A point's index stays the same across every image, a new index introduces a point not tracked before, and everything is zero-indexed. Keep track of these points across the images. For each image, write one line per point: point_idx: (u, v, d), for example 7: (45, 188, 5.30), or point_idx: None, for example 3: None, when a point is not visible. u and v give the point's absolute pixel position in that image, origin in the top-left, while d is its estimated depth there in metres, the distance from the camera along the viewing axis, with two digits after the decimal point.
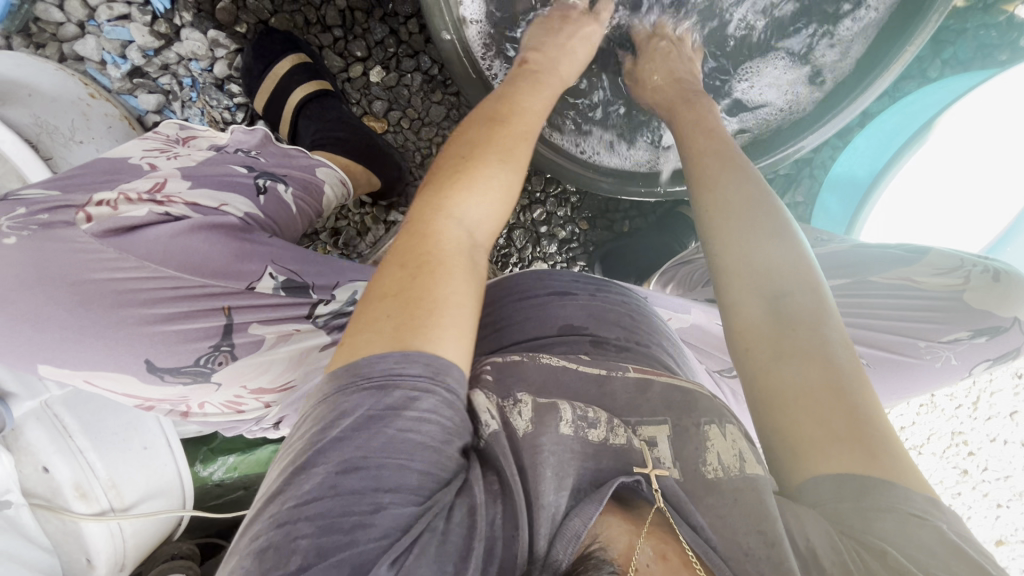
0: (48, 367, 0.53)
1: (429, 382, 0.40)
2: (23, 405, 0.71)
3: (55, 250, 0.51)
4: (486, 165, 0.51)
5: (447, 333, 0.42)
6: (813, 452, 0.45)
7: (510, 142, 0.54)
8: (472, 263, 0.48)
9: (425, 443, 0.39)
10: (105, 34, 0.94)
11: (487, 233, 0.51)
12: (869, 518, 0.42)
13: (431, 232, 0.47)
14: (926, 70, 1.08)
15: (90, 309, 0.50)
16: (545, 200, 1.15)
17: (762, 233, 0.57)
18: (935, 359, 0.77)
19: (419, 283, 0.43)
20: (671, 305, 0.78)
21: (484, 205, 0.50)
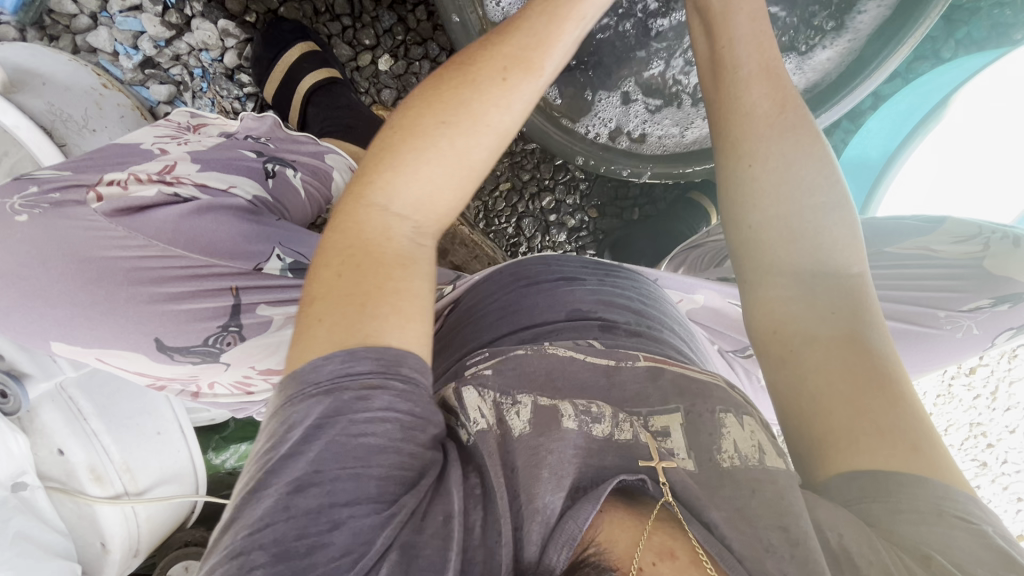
0: (61, 344, 0.54)
1: (383, 375, 0.39)
2: (38, 386, 0.71)
3: (65, 228, 0.51)
4: (434, 131, 0.45)
5: (387, 327, 0.41)
6: (845, 447, 0.44)
7: (473, 105, 0.45)
8: (425, 255, 0.45)
9: (381, 448, 0.38)
10: (117, 25, 0.95)
11: (434, 215, 0.46)
12: (901, 518, 0.41)
13: (355, 224, 0.44)
14: (939, 51, 1.06)
15: (100, 288, 0.51)
16: (555, 187, 1.14)
17: (808, 215, 0.53)
18: (957, 329, 0.74)
19: (375, 279, 0.42)
20: (681, 286, 0.77)
21: (432, 186, 0.45)
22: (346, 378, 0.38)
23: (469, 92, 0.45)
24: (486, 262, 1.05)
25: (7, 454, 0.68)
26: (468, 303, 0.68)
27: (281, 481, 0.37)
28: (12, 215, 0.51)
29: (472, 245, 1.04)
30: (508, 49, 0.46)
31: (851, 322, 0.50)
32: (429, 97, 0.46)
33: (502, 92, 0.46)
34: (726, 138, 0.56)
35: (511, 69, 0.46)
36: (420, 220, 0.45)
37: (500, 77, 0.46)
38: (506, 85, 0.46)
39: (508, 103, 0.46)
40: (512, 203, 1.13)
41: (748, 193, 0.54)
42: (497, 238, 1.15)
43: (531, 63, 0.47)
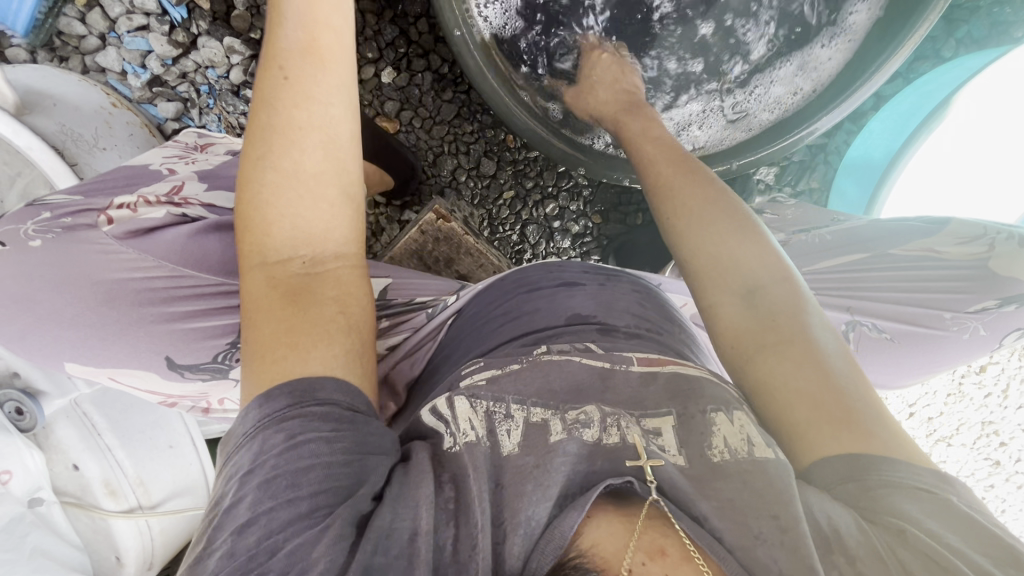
0: (75, 365, 0.54)
1: (298, 405, 0.41)
2: (54, 402, 0.72)
3: (77, 251, 0.52)
4: (257, 169, 0.47)
5: (300, 363, 0.43)
6: (808, 433, 0.46)
7: (278, 131, 0.48)
8: (327, 285, 0.48)
9: (309, 466, 0.40)
10: (125, 45, 0.97)
11: (313, 238, 0.48)
12: (874, 493, 0.42)
13: (247, 282, 0.46)
14: (939, 50, 1.05)
15: (112, 307, 0.51)
16: (558, 194, 1.14)
17: (726, 225, 0.57)
18: (962, 330, 0.73)
19: (279, 324, 0.45)
20: (682, 291, 0.81)
21: (290, 213, 0.47)
22: (266, 419, 0.41)
23: (263, 110, 0.47)
24: (492, 270, 1.03)
25: (24, 471, 0.69)
26: (472, 311, 0.70)
27: (231, 526, 0.38)
28: (27, 241, 0.52)
29: (477, 254, 1.02)
30: (275, 65, 0.49)
31: (786, 316, 0.52)
32: (252, 140, 0.48)
33: (290, 88, 0.48)
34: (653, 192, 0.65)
35: (284, 64, 0.48)
36: (307, 254, 0.48)
37: (281, 77, 0.48)
38: (288, 81, 0.48)
39: (302, 96, 0.48)
40: (514, 209, 1.14)
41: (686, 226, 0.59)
42: (501, 245, 1.16)
43: (302, 52, 0.48)
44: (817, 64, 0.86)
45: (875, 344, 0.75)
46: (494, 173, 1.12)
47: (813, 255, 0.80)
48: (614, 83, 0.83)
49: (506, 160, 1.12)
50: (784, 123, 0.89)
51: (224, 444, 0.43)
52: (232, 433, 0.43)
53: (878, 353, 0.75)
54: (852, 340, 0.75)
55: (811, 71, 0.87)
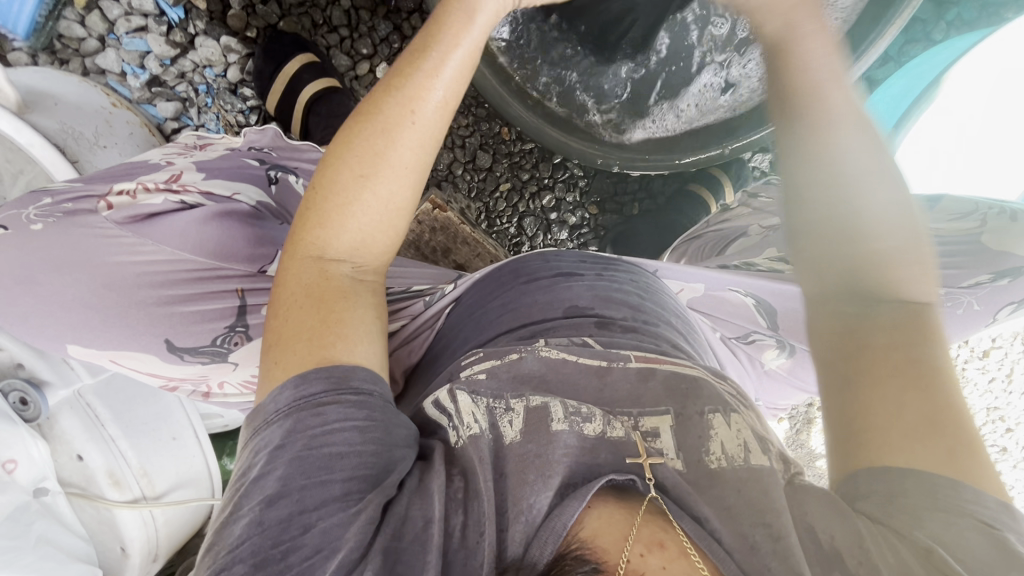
0: (76, 347, 0.55)
1: (336, 391, 0.43)
2: (57, 393, 0.74)
3: (79, 235, 0.53)
4: (353, 185, 0.49)
5: (346, 351, 0.46)
6: (885, 441, 0.45)
7: (379, 152, 0.49)
8: (365, 289, 0.51)
9: (342, 453, 0.42)
10: (124, 46, 0.99)
11: (375, 253, 0.51)
12: (923, 513, 0.42)
13: (296, 275, 0.48)
14: (931, 33, 1.02)
15: (110, 291, 0.52)
16: (554, 186, 1.15)
17: (875, 220, 0.52)
18: (957, 306, 0.74)
19: (320, 314, 0.47)
20: (681, 277, 0.75)
21: (364, 227, 0.50)
22: (300, 402, 0.43)
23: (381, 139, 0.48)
24: (490, 259, 1.04)
25: (29, 459, 0.70)
26: (471, 299, 0.72)
27: (254, 499, 0.40)
28: (27, 224, 0.53)
29: (474, 243, 1.03)
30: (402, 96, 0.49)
31: (906, 325, 0.49)
32: (347, 147, 0.49)
33: (414, 134, 0.49)
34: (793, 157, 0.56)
35: (419, 113, 0.49)
36: (359, 261, 0.51)
37: (410, 121, 0.49)
38: (416, 128, 0.49)
39: (420, 145, 0.50)
40: (512, 203, 1.15)
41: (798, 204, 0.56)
42: (499, 238, 1.16)
43: (439, 107, 0.50)
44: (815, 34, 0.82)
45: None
46: (490, 167, 1.13)
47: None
48: None
49: (502, 153, 1.13)
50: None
51: (249, 418, 0.44)
52: (259, 409, 0.44)
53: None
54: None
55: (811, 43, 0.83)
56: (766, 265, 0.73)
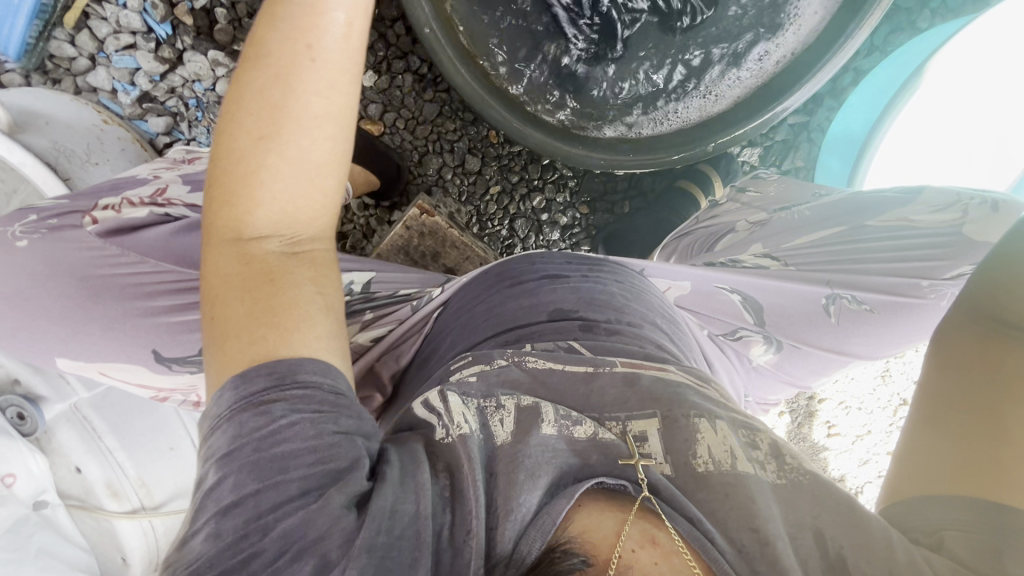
0: (65, 360, 0.56)
1: (277, 388, 0.43)
2: (53, 408, 0.76)
3: (63, 250, 0.55)
4: (261, 148, 0.49)
5: (277, 340, 0.45)
6: (943, 474, 0.46)
7: (276, 107, 0.49)
8: (297, 263, 0.50)
9: (295, 450, 0.42)
10: (113, 64, 1.00)
11: (300, 215, 0.51)
12: (973, 542, 0.42)
13: (220, 260, 0.48)
14: (916, 21, 1.04)
15: (96, 303, 0.54)
16: (544, 187, 1.15)
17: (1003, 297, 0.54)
18: (939, 297, 0.70)
19: (251, 301, 0.47)
20: (668, 274, 0.74)
21: (282, 191, 0.49)
22: (245, 401, 0.43)
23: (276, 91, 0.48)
24: (479, 262, 1.04)
25: (28, 473, 0.72)
26: (459, 304, 0.72)
27: (213, 508, 0.41)
28: (14, 241, 0.55)
29: (462, 246, 1.04)
30: (279, 36, 0.49)
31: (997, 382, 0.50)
32: (242, 112, 0.49)
33: (311, 73, 0.49)
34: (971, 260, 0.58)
35: (313, 48, 0.49)
36: (285, 234, 0.50)
37: (307, 59, 0.49)
38: (312, 70, 0.49)
39: (327, 86, 0.49)
40: (503, 205, 1.15)
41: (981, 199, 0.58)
42: (491, 241, 1.17)
43: (337, 42, 0.49)
44: (787, 35, 0.81)
45: (854, 316, 0.72)
46: (480, 170, 1.13)
47: (794, 231, 0.77)
48: None
49: (490, 156, 1.13)
50: (759, 98, 0.84)
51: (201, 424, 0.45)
52: (207, 413, 0.45)
53: (859, 324, 0.72)
54: (833, 313, 0.72)
55: (785, 42, 0.82)
56: (753, 261, 0.75)
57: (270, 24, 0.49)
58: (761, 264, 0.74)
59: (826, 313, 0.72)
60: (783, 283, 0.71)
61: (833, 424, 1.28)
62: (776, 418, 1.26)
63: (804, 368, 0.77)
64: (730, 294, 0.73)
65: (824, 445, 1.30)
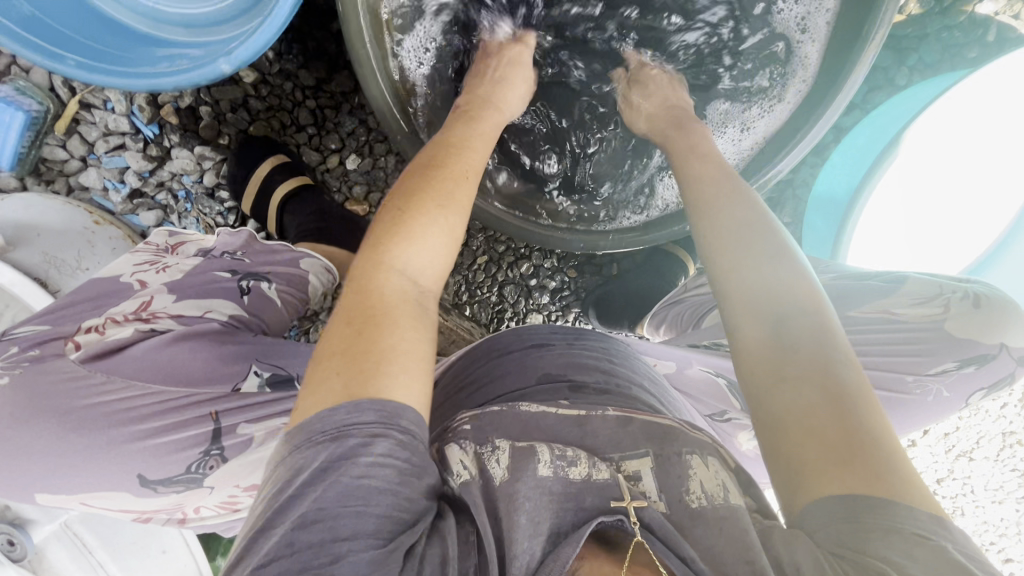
0: (45, 495, 0.57)
1: (384, 425, 0.42)
2: (43, 529, 0.73)
3: (46, 382, 0.54)
4: (433, 212, 0.52)
5: (400, 382, 0.44)
6: (810, 470, 0.45)
7: (448, 187, 0.55)
8: (429, 317, 0.49)
9: (379, 489, 0.41)
10: (104, 165, 1.02)
11: (435, 278, 0.51)
12: (868, 537, 0.41)
13: (373, 288, 0.47)
14: (894, 78, 1.07)
15: (80, 433, 0.54)
16: (531, 254, 1.16)
17: (760, 252, 0.58)
18: (927, 393, 0.73)
19: (381, 337, 0.45)
20: (654, 352, 0.77)
21: (434, 254, 0.51)
22: (350, 427, 0.41)
23: (448, 181, 0.55)
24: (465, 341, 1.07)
25: None
26: (448, 382, 0.72)
27: None
28: None
29: None
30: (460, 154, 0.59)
31: (813, 340, 0.51)
32: (410, 183, 0.54)
33: (472, 187, 0.57)
34: (704, 238, 0.62)
35: (474, 170, 0.59)
36: (421, 285, 0.50)
37: (470, 177, 0.58)
38: (474, 183, 0.58)
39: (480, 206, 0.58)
40: (491, 273, 1.16)
41: (705, 206, 0.64)
42: (481, 308, 1.17)
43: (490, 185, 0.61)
44: (758, 115, 0.87)
45: None
46: (466, 242, 1.14)
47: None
48: (662, 100, 0.80)
49: (476, 229, 1.14)
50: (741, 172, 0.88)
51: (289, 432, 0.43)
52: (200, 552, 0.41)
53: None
54: None
55: (759, 119, 0.87)
56: None
57: (448, 146, 0.60)
58: None
59: None
60: None
61: None
62: None
63: None
64: (710, 374, 0.77)
65: None
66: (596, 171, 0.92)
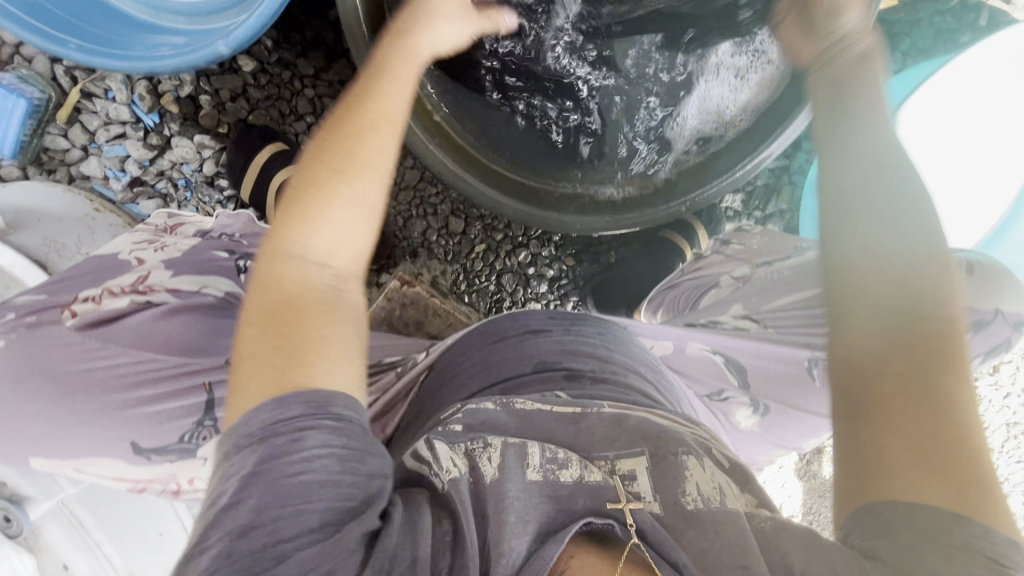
0: (38, 460, 0.57)
1: (314, 416, 0.42)
2: (39, 506, 0.73)
3: (42, 347, 0.55)
4: (334, 185, 0.49)
5: (319, 370, 0.44)
6: (889, 475, 0.43)
7: (349, 152, 0.51)
8: (347, 300, 0.49)
9: (321, 481, 0.41)
10: (105, 153, 1.04)
11: (351, 256, 0.51)
12: (930, 549, 0.40)
13: (278, 278, 0.47)
14: None
15: (76, 396, 0.54)
16: (528, 242, 1.17)
17: (906, 225, 0.50)
18: None
19: (294, 328, 0.45)
20: (652, 332, 0.77)
21: (345, 230, 0.50)
22: (278, 424, 0.41)
23: (348, 143, 0.51)
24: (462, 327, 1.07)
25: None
26: (441, 368, 0.72)
27: None
28: None
29: (444, 313, 1.07)
30: (364, 107, 0.54)
31: (929, 342, 0.46)
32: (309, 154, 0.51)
33: (382, 142, 0.53)
34: (846, 189, 0.52)
35: (380, 122, 0.54)
36: (334, 267, 0.50)
37: (376, 130, 0.53)
38: (381, 137, 0.53)
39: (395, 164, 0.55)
40: (489, 262, 1.17)
41: (849, 154, 0.54)
42: (479, 297, 1.17)
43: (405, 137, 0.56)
44: (756, 83, 0.85)
45: None
46: (464, 230, 1.15)
47: (776, 290, 0.76)
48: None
49: (474, 216, 1.15)
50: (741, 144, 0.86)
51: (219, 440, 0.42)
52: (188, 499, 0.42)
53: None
54: (817, 377, 0.72)
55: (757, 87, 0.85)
56: (731, 322, 0.77)
57: (350, 102, 0.55)
58: (740, 326, 0.76)
59: (810, 377, 0.72)
60: (759, 344, 0.73)
61: None
62: (785, 457, 1.24)
63: (796, 432, 0.78)
64: (708, 352, 0.75)
65: None
66: (596, 144, 0.91)
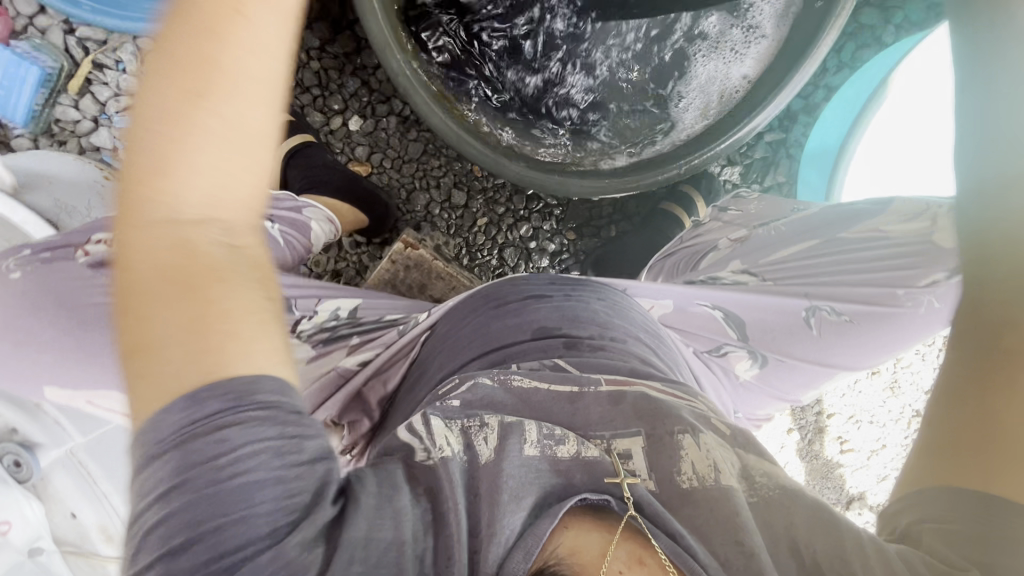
0: (52, 389, 0.58)
1: (235, 415, 0.37)
2: (49, 454, 0.75)
3: (54, 281, 0.57)
4: (193, 112, 0.36)
5: (229, 357, 0.37)
6: (954, 465, 0.45)
7: (200, 57, 0.36)
8: (248, 259, 0.41)
9: (260, 481, 0.37)
10: (114, 124, 1.05)
11: (242, 202, 0.40)
12: (972, 537, 0.42)
13: (148, 248, 0.38)
14: (880, 37, 1.10)
15: (86, 328, 0.56)
16: (530, 216, 1.18)
17: None
18: (919, 304, 0.72)
19: (187, 310, 0.37)
20: (651, 293, 0.76)
21: (221, 168, 0.38)
22: (194, 427, 0.36)
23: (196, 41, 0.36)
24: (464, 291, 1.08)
25: (23, 520, 0.71)
26: (442, 332, 0.73)
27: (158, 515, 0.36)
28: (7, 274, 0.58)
29: (448, 277, 1.09)
30: None
31: None
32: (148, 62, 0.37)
33: (245, 30, 0.37)
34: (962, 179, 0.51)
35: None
36: (221, 219, 0.39)
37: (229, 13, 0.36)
38: (238, 23, 0.36)
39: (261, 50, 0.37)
40: (491, 236, 1.18)
41: None
42: (481, 271, 1.18)
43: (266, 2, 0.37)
44: (751, 46, 0.87)
45: (837, 327, 0.74)
46: (466, 204, 1.17)
47: (770, 246, 0.81)
48: None
49: (476, 190, 1.17)
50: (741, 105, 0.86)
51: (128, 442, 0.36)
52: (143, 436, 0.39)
53: (844, 335, 0.74)
54: (814, 325, 0.75)
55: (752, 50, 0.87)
56: (731, 277, 0.79)
57: None
58: (739, 280, 0.78)
59: (809, 326, 0.75)
60: (761, 297, 0.75)
61: (844, 439, 1.26)
62: (788, 437, 1.23)
63: (792, 382, 0.79)
64: (711, 310, 0.76)
65: (839, 462, 1.26)
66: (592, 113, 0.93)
